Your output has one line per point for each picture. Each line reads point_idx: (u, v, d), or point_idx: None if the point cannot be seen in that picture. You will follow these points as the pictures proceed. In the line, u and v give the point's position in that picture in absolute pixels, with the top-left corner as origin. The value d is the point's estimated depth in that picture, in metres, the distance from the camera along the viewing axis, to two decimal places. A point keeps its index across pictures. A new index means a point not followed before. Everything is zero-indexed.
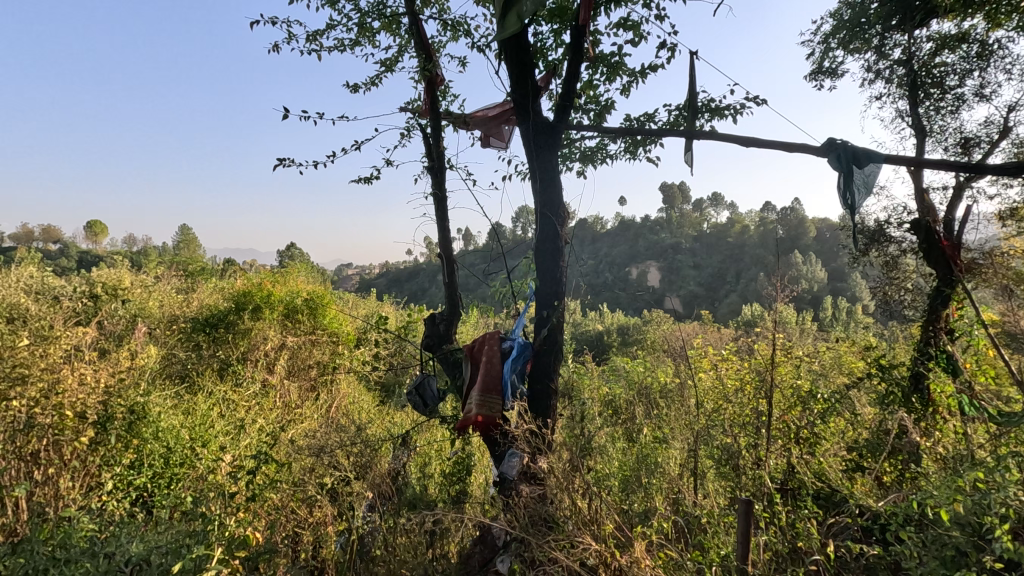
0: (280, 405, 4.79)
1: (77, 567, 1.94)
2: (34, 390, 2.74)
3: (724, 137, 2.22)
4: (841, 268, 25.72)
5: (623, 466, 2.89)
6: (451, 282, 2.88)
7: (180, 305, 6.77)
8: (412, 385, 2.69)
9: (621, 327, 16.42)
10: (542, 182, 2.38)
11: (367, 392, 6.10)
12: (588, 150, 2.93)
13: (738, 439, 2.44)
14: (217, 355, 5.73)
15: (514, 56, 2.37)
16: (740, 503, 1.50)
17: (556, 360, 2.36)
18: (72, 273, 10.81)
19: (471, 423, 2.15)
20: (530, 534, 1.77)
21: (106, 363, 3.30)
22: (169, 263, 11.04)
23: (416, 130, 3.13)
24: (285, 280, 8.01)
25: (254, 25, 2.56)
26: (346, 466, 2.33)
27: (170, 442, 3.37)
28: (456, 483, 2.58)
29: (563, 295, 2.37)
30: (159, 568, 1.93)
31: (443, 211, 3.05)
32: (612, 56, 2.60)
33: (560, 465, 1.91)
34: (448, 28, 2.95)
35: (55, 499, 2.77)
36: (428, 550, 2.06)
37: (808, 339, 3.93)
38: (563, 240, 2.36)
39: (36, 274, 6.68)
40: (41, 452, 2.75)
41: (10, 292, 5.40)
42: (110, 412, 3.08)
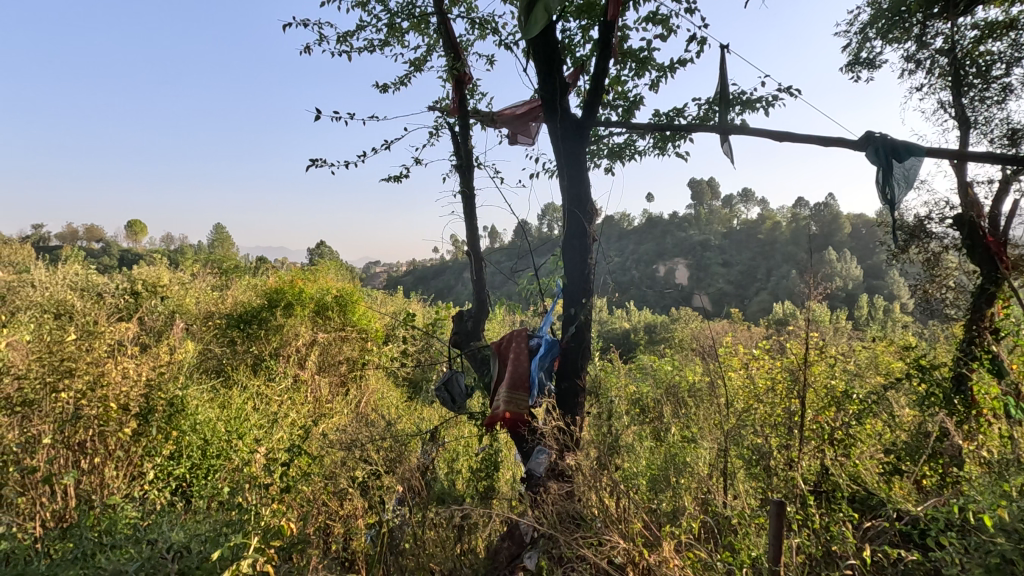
0: (311, 399, 4.90)
1: (122, 552, 2.03)
2: (81, 382, 2.85)
3: (756, 132, 2.17)
4: (878, 265, 24.93)
5: (651, 465, 2.87)
6: (478, 280, 2.90)
7: (215, 302, 6.97)
8: (440, 381, 2.70)
9: (648, 325, 16.25)
10: (570, 178, 2.37)
11: (394, 388, 6.17)
12: (616, 146, 2.90)
13: (770, 440, 2.39)
14: (251, 351, 5.88)
15: (542, 53, 2.35)
16: (771, 505, 1.46)
17: (585, 357, 2.35)
18: (113, 270, 11.28)
19: (499, 419, 2.14)
20: (558, 531, 1.78)
21: (147, 358, 3.41)
22: (205, 261, 11.40)
23: (445, 129, 3.16)
24: (315, 278, 8.18)
25: (288, 27, 2.63)
26: (377, 460, 2.37)
27: (207, 434, 3.49)
28: (484, 479, 2.60)
29: (591, 292, 2.36)
30: (198, 555, 2.01)
31: (470, 209, 3.07)
32: (640, 51, 2.57)
33: (588, 463, 1.91)
34: (476, 27, 2.97)
35: (100, 487, 2.90)
36: (457, 544, 2.08)
37: (844, 339, 3.82)
38: (590, 236, 2.35)
39: (81, 272, 6.99)
40: (87, 443, 2.87)
41: (58, 289, 5.66)
42: (152, 404, 3.19)
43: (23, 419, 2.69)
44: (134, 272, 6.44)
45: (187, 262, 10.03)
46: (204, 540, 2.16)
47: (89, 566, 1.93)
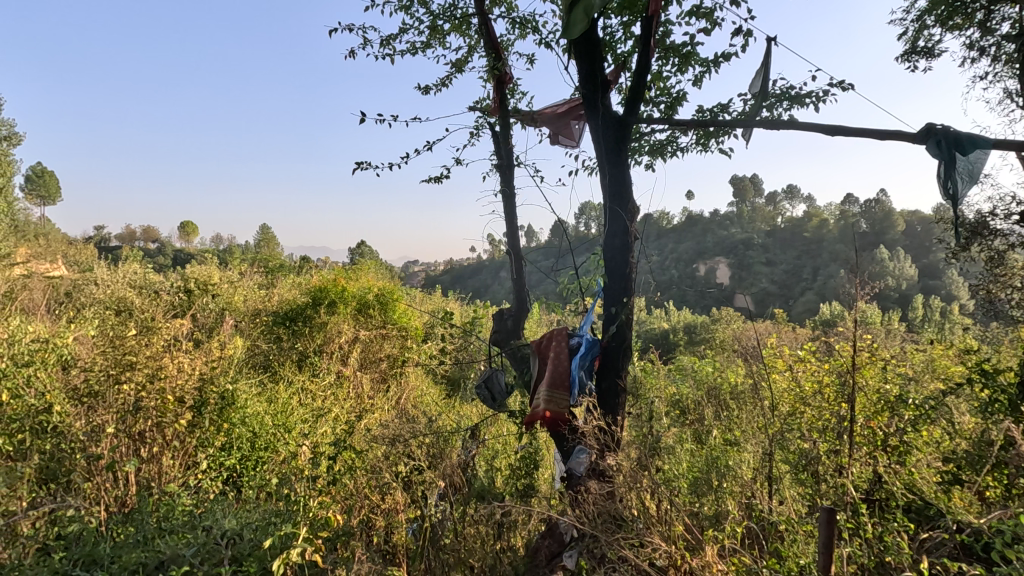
0: (353, 395, 5.01)
1: (179, 538, 2.15)
2: (141, 375, 2.99)
3: (806, 126, 2.09)
4: (934, 264, 23.71)
5: (692, 467, 2.82)
6: (518, 279, 2.92)
7: (263, 300, 7.23)
8: (480, 379, 2.73)
9: (687, 325, 15.92)
10: (611, 177, 2.34)
11: (433, 385, 6.23)
12: (658, 143, 2.85)
13: (819, 445, 2.31)
14: (296, 347, 6.07)
15: (584, 51, 2.33)
16: (821, 512, 1.41)
17: (626, 357, 2.32)
18: (167, 269, 11.82)
19: (539, 418, 2.14)
20: (598, 530, 1.77)
21: (199, 353, 3.55)
22: (252, 261, 11.81)
23: (485, 129, 3.18)
24: (357, 276, 8.39)
25: (334, 32, 2.70)
26: (419, 456, 2.42)
27: (255, 427, 3.63)
28: (523, 478, 2.59)
29: (632, 292, 2.33)
30: (250, 543, 2.13)
31: (510, 208, 3.08)
32: (683, 46, 2.51)
33: (628, 463, 1.90)
34: (516, 26, 2.97)
35: (158, 475, 3.05)
36: (496, 542, 2.09)
37: (898, 341, 3.65)
38: (632, 235, 2.32)
39: (139, 270, 7.34)
40: (146, 432, 3.00)
41: (119, 287, 5.99)
42: (205, 397, 3.32)
43: (89, 410, 2.91)
44: (187, 271, 6.73)
45: (236, 262, 10.41)
46: (255, 528, 2.26)
47: (150, 549, 2.04)
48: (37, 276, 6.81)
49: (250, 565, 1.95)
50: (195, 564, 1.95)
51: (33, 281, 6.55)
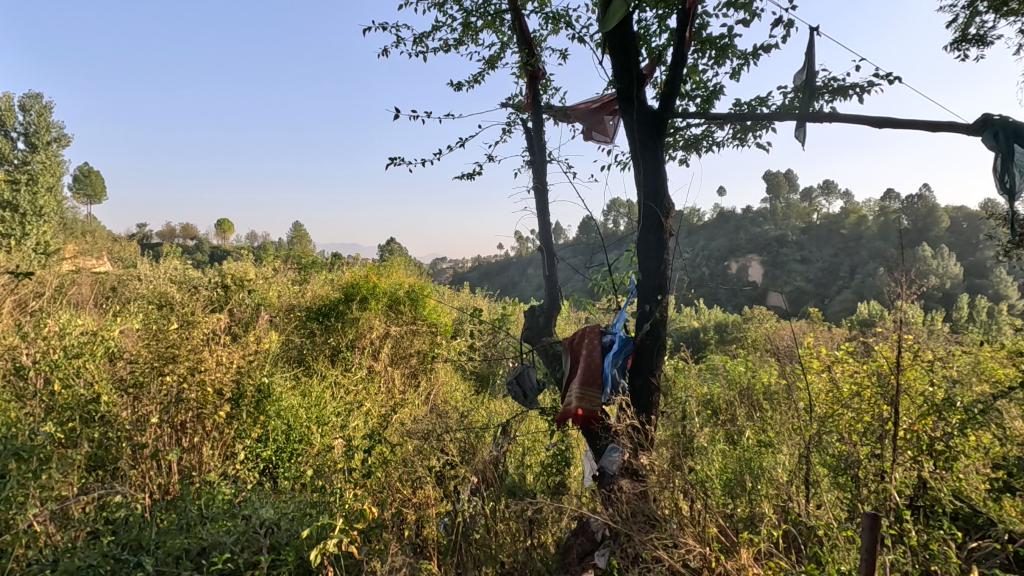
0: (384, 390, 5.09)
1: (220, 525, 2.22)
2: (182, 367, 3.10)
3: (852, 119, 2.02)
4: (981, 262, 22.71)
5: (726, 469, 2.76)
6: (550, 275, 2.91)
7: (296, 296, 7.40)
8: (512, 376, 2.73)
9: (719, 324, 15.63)
10: (646, 173, 2.31)
11: (461, 382, 6.26)
12: (693, 138, 2.80)
13: (859, 448, 2.24)
14: (329, 342, 6.20)
15: (619, 45, 2.31)
16: (864, 517, 1.37)
17: (660, 355, 2.29)
18: (205, 264, 12.23)
19: (572, 415, 2.14)
20: (631, 530, 1.76)
21: (237, 346, 3.65)
22: (286, 257, 12.09)
23: (518, 125, 3.18)
24: (388, 273, 8.52)
25: (368, 31, 2.74)
26: (451, 450, 2.43)
27: (290, 420, 3.72)
28: (555, 475, 2.59)
29: (667, 289, 2.30)
30: (287, 532, 2.20)
31: (543, 205, 3.07)
32: (721, 38, 2.46)
33: (661, 463, 1.88)
34: (550, 21, 2.95)
35: (199, 464, 3.16)
36: (529, 538, 2.10)
37: (943, 342, 3.50)
38: (667, 232, 2.28)
39: (179, 266, 7.59)
40: (187, 423, 3.11)
41: (161, 282, 6.22)
42: (242, 389, 3.42)
43: (135, 400, 2.97)
44: (225, 268, 6.93)
45: (270, 258, 10.68)
46: (291, 519, 2.34)
47: (192, 535, 2.12)
48: (86, 271, 7.13)
49: (288, 554, 2.03)
50: (235, 551, 2.02)
51: (81, 276, 6.85)
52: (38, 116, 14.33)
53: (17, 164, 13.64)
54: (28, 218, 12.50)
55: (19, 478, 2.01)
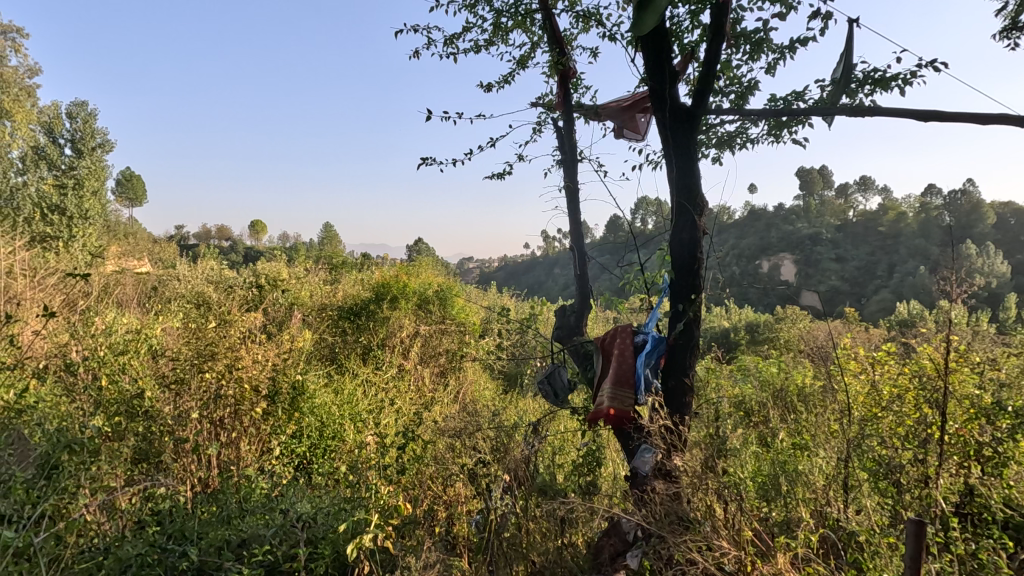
0: (414, 388, 5.14)
1: (258, 519, 2.29)
2: (221, 365, 3.18)
3: (895, 113, 1.94)
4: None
5: (760, 471, 2.71)
6: (580, 274, 2.90)
7: (328, 295, 7.53)
8: (543, 375, 2.73)
9: (750, 324, 15.30)
10: (679, 171, 2.28)
11: (489, 381, 6.29)
12: (726, 135, 2.75)
13: (901, 452, 2.18)
14: (360, 341, 6.30)
15: (651, 42, 2.28)
16: (909, 524, 1.33)
17: (693, 355, 2.27)
18: (243, 264, 12.63)
19: (603, 415, 2.12)
20: (665, 532, 1.75)
21: (272, 344, 3.73)
22: (318, 258, 12.34)
23: (548, 124, 3.18)
24: (417, 272, 8.62)
25: (400, 34, 2.78)
26: (483, 448, 2.46)
27: (324, 417, 3.79)
28: (586, 474, 2.58)
29: (701, 288, 2.27)
30: (323, 527, 2.26)
31: (573, 204, 3.06)
32: (755, 33, 2.41)
33: (695, 464, 1.86)
34: (580, 19, 2.94)
35: (237, 458, 3.26)
36: (561, 537, 2.10)
37: (989, 342, 3.36)
38: (701, 231, 2.24)
39: (215, 267, 7.82)
40: (225, 419, 3.22)
41: (199, 282, 6.41)
42: (278, 386, 3.55)
43: (176, 395, 3.10)
44: (259, 268, 7.12)
45: (302, 258, 10.87)
46: (327, 513, 2.40)
47: (232, 528, 2.19)
48: (129, 271, 7.41)
49: (325, 548, 2.08)
50: (274, 544, 2.10)
51: (124, 277, 7.13)
52: (83, 122, 14.78)
53: (64, 168, 14.20)
54: (75, 220, 13.05)
55: (71, 470, 2.07)
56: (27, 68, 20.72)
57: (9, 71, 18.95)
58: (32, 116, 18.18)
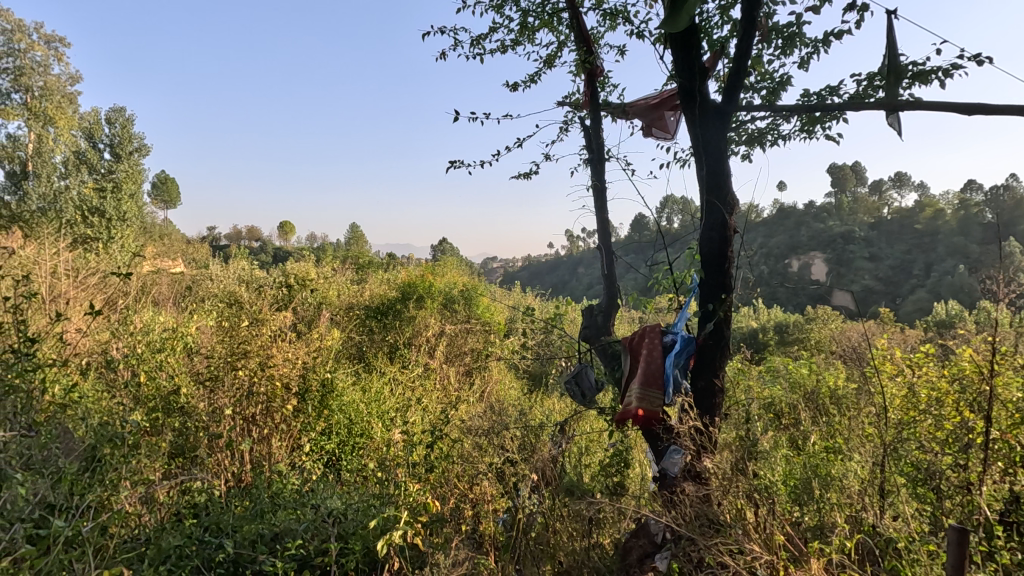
0: (440, 386, 5.17)
1: (289, 514, 2.34)
2: (253, 362, 3.28)
3: (936, 106, 1.88)
4: None
5: (793, 475, 2.65)
6: (608, 273, 2.88)
7: (355, 294, 7.63)
8: (570, 375, 2.71)
9: (780, 324, 14.97)
10: (709, 168, 2.24)
11: (514, 381, 6.29)
12: (757, 132, 2.70)
13: (941, 457, 2.11)
14: (387, 340, 6.38)
15: (680, 39, 2.26)
16: (951, 532, 1.30)
17: (723, 356, 2.24)
18: (272, 264, 12.90)
19: (632, 416, 2.09)
20: (696, 534, 1.73)
21: (302, 343, 3.81)
22: (345, 258, 12.52)
23: (575, 123, 3.16)
24: (442, 272, 8.68)
25: (427, 36, 2.80)
26: (511, 448, 2.47)
27: (352, 414, 3.84)
28: (614, 475, 2.56)
29: (731, 288, 2.23)
30: (354, 522, 2.30)
31: (600, 203, 3.04)
32: (787, 27, 2.37)
33: (726, 466, 1.83)
34: (607, 18, 2.91)
35: (269, 455, 3.33)
36: (589, 538, 2.10)
37: None
38: (732, 229, 2.21)
39: (247, 267, 8.01)
40: (257, 415, 3.31)
41: (231, 282, 6.57)
42: (308, 384, 3.63)
43: (211, 392, 3.20)
44: (289, 268, 7.27)
45: (330, 258, 11.07)
46: (357, 510, 2.44)
47: (265, 522, 2.25)
48: (165, 271, 7.63)
49: (356, 543, 2.13)
50: (306, 538, 2.16)
51: (160, 277, 7.36)
52: (121, 127, 15.13)
53: (103, 172, 14.66)
54: (113, 222, 13.47)
55: (114, 463, 2.15)
56: (69, 77, 21.61)
57: (53, 80, 19.76)
58: (74, 122, 18.83)
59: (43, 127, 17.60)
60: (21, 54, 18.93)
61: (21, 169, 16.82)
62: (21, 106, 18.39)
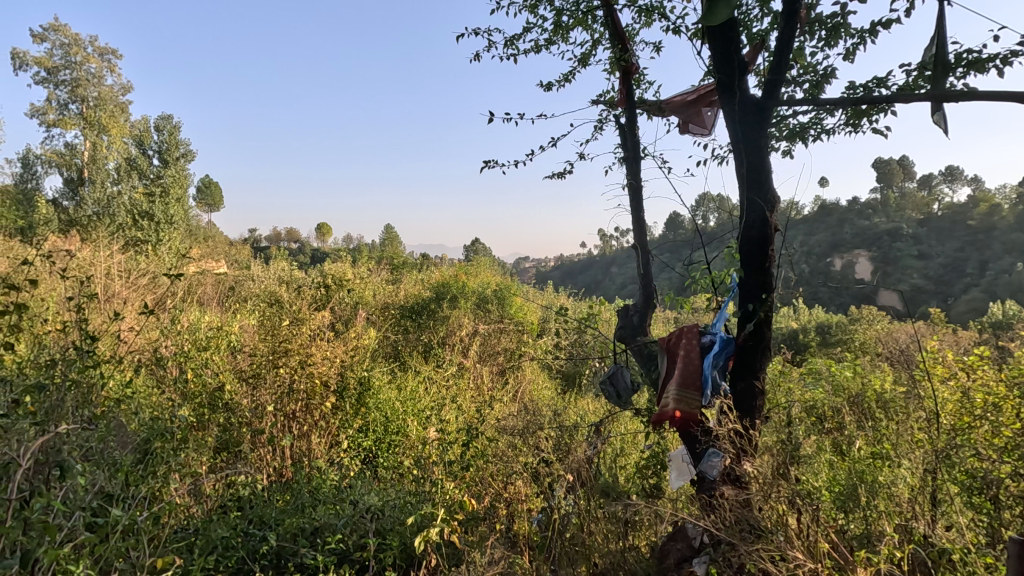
0: (473, 385, 5.21)
1: (329, 509, 2.40)
2: (294, 360, 3.37)
3: (993, 96, 1.78)
4: None
5: (837, 481, 2.56)
6: (643, 273, 2.85)
7: (391, 294, 7.74)
8: (605, 376, 2.69)
9: (822, 325, 14.48)
10: (748, 165, 2.18)
11: (547, 381, 6.28)
12: (799, 127, 2.62)
13: (998, 466, 2.00)
14: (421, 338, 6.46)
15: (718, 33, 2.21)
16: (1011, 544, 1.23)
17: (764, 357, 2.18)
18: (310, 264, 13.23)
19: (669, 418, 2.06)
20: (736, 539, 1.69)
21: (340, 342, 3.89)
22: (380, 258, 12.74)
23: (610, 121, 3.13)
24: (475, 273, 8.72)
25: (461, 38, 2.82)
26: (546, 448, 2.46)
27: (388, 412, 3.89)
28: (650, 477, 2.53)
29: (772, 288, 2.17)
30: (391, 519, 2.35)
31: (635, 202, 3.01)
32: (832, 18, 2.28)
33: (766, 471, 1.79)
34: (642, 14, 2.87)
35: (309, 451, 3.41)
36: (625, 540, 2.08)
37: None
38: (773, 227, 2.15)
39: (286, 267, 8.24)
40: (298, 412, 3.41)
41: (272, 282, 6.78)
42: (346, 382, 3.72)
43: (254, 389, 3.31)
44: (327, 269, 7.44)
45: (365, 257, 11.28)
46: (394, 506, 2.49)
47: (305, 516, 2.32)
48: (210, 272, 7.92)
49: (393, 539, 2.18)
50: (345, 533, 2.21)
51: (206, 277, 7.65)
52: (168, 133, 15.70)
53: (152, 178, 15.32)
54: (162, 225, 14.06)
55: (164, 456, 2.25)
56: (122, 87, 22.71)
57: (107, 90, 20.77)
58: (126, 130, 19.74)
59: (97, 135, 18.49)
60: (76, 66, 19.96)
61: (77, 175, 17.74)
62: (78, 116, 19.38)
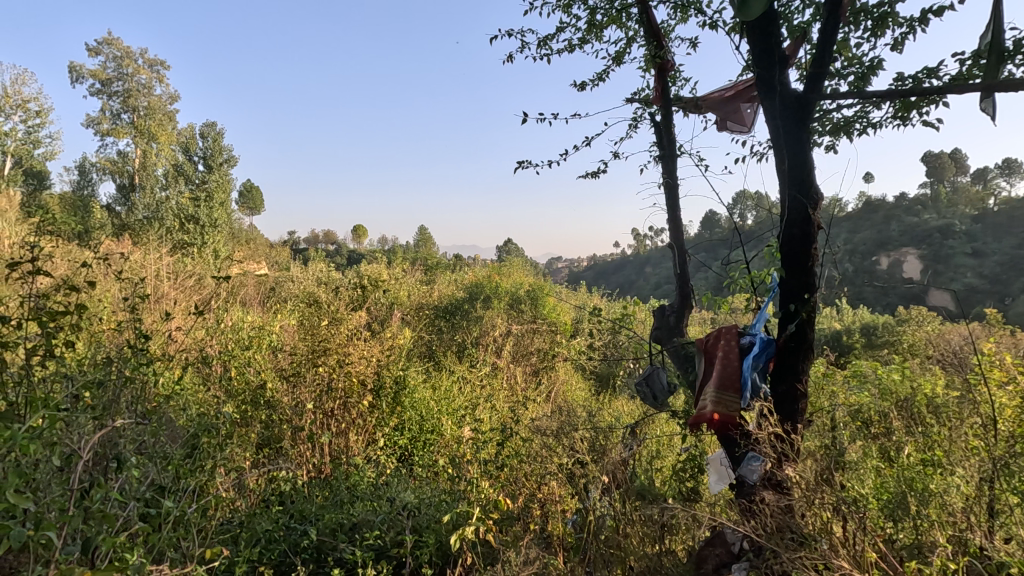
0: (507, 385, 5.22)
1: (366, 505, 2.46)
2: (332, 359, 3.47)
3: None
4: None
5: (885, 488, 2.46)
6: (680, 273, 2.80)
7: (425, 294, 7.84)
8: (641, 377, 2.65)
9: (868, 326, 13.93)
10: (790, 161, 2.12)
11: (581, 381, 6.24)
12: (843, 121, 2.53)
13: None
14: (455, 338, 6.52)
15: (757, 27, 2.17)
16: None
17: (806, 359, 2.12)
18: (347, 266, 13.52)
19: (706, 420, 2.01)
20: (777, 545, 1.65)
21: (376, 342, 3.96)
22: (414, 259, 12.92)
23: (645, 119, 3.10)
24: (508, 273, 8.73)
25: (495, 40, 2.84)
26: (580, 449, 2.45)
27: (423, 412, 3.94)
28: (688, 481, 2.49)
29: (815, 288, 2.11)
30: (427, 516, 2.38)
31: (671, 200, 2.96)
32: (878, 7, 2.20)
33: (809, 476, 1.74)
34: (678, 9, 2.83)
35: (347, 448, 3.49)
36: (661, 543, 2.06)
37: None
38: (815, 225, 2.08)
39: (324, 269, 8.44)
40: (336, 410, 3.50)
41: (310, 283, 6.96)
42: (382, 381, 3.79)
43: (294, 387, 3.41)
44: (363, 270, 7.59)
45: (400, 259, 11.45)
46: (429, 504, 2.52)
47: (344, 512, 2.37)
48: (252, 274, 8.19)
49: (429, 536, 2.21)
50: (383, 529, 2.26)
51: (248, 279, 7.91)
52: (212, 140, 16.29)
53: (198, 183, 15.92)
54: (207, 228, 14.59)
55: (210, 450, 2.34)
56: (170, 96, 23.75)
57: (156, 99, 21.73)
58: (173, 138, 20.60)
59: (148, 142, 19.36)
60: (128, 78, 20.96)
61: (130, 182, 18.61)
62: (129, 125, 20.33)
